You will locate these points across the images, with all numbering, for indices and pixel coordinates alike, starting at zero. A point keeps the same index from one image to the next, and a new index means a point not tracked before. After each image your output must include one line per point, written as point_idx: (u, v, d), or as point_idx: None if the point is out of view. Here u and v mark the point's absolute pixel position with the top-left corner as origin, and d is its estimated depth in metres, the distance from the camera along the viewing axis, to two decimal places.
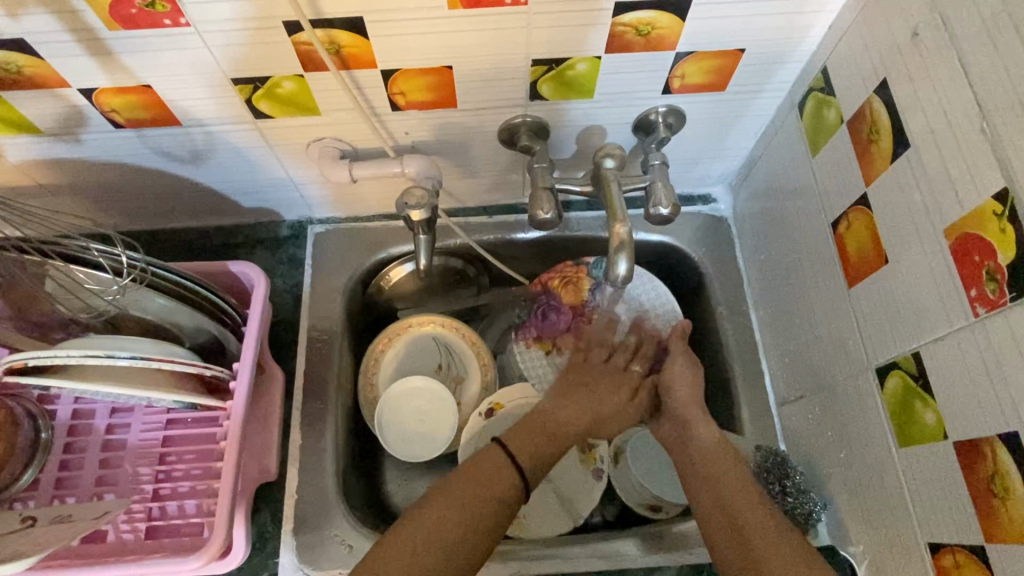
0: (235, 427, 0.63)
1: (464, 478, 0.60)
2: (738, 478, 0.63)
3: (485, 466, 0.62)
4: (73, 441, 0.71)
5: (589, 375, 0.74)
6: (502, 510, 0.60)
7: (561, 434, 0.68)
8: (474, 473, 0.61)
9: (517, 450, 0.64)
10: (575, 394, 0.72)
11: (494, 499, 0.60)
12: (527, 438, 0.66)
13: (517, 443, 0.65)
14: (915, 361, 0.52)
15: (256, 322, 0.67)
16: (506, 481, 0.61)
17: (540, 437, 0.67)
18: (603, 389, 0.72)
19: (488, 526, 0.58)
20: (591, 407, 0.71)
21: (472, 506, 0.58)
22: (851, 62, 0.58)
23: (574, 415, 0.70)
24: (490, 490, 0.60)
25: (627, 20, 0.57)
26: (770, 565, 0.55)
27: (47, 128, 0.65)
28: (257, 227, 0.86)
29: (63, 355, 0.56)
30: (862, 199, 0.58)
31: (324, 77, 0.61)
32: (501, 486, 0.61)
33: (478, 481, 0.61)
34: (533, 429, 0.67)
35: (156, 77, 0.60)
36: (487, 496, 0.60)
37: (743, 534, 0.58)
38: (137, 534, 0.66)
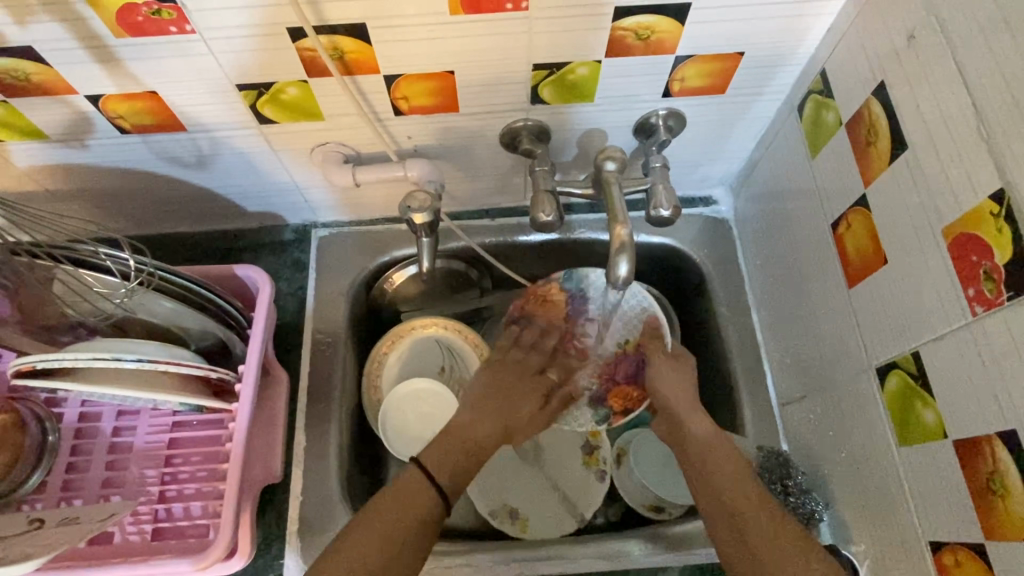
0: (241, 429, 0.63)
1: (387, 502, 0.58)
2: (733, 468, 0.62)
3: (407, 487, 0.60)
4: (80, 443, 0.71)
5: (503, 380, 0.72)
6: (424, 530, 0.58)
7: (474, 441, 0.66)
8: (395, 494, 0.59)
9: (437, 471, 0.62)
10: (489, 399, 0.70)
11: (415, 522, 0.58)
12: (445, 457, 0.63)
13: (435, 461, 0.62)
14: (915, 360, 0.52)
15: (262, 326, 0.68)
16: (427, 502, 0.59)
17: (454, 451, 0.64)
18: (516, 394, 0.72)
19: (410, 545, 0.56)
20: (506, 415, 0.69)
21: (393, 527, 0.56)
22: (849, 65, 0.59)
23: (491, 420, 0.68)
24: (411, 513, 0.58)
25: (627, 25, 0.58)
26: (769, 559, 0.54)
27: (55, 134, 0.66)
28: (262, 231, 0.87)
29: (71, 358, 0.57)
30: (861, 200, 0.59)
31: (327, 82, 0.62)
32: (420, 506, 0.59)
33: (401, 501, 0.58)
34: (448, 444, 0.65)
35: (162, 83, 0.61)
36: (410, 517, 0.58)
37: (741, 529, 0.57)
38: (144, 536, 0.67)
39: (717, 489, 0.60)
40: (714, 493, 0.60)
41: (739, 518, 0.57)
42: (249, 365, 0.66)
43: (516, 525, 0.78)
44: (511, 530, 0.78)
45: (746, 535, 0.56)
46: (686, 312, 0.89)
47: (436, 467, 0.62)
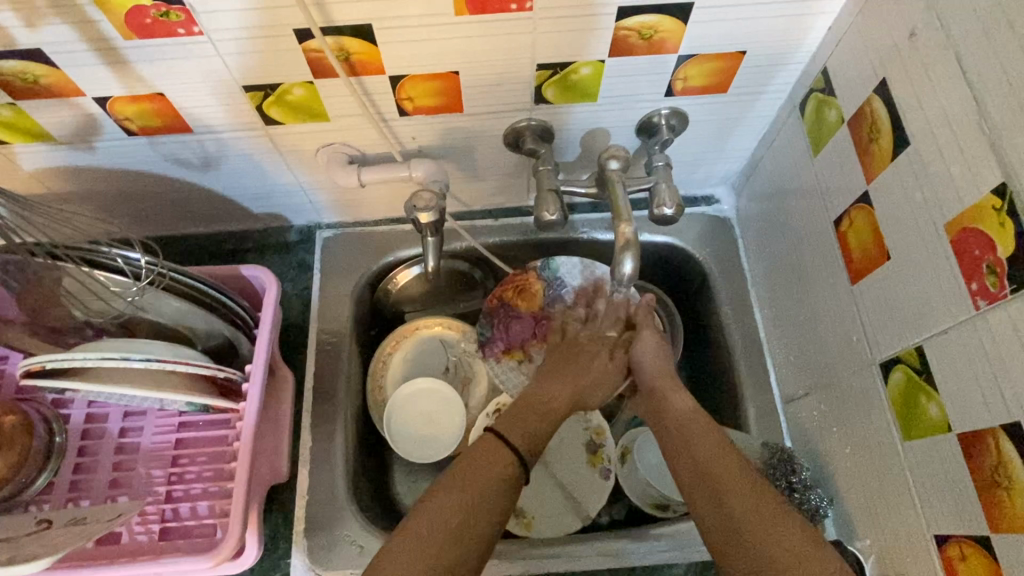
0: (248, 428, 0.64)
1: (467, 464, 0.57)
2: (715, 446, 0.60)
3: (484, 449, 0.58)
4: (87, 444, 0.72)
5: (573, 349, 0.72)
6: (508, 487, 0.56)
7: (546, 409, 0.65)
8: (475, 455, 0.58)
9: (507, 430, 0.61)
10: (563, 370, 0.69)
11: (496, 483, 0.56)
12: (517, 421, 0.62)
13: (508, 426, 0.61)
14: (919, 355, 0.53)
15: (268, 325, 0.68)
16: (506, 459, 0.58)
17: (526, 416, 0.63)
18: (582, 360, 0.70)
19: (496, 503, 0.55)
20: (575, 379, 0.68)
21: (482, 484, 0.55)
22: (851, 62, 0.60)
23: (559, 390, 0.67)
24: (489, 472, 0.56)
25: (630, 24, 0.58)
26: (752, 529, 0.53)
27: (62, 136, 0.67)
28: (266, 232, 0.87)
29: (80, 358, 0.57)
30: (864, 197, 0.59)
31: (333, 83, 0.62)
32: (503, 465, 0.57)
33: (483, 462, 0.57)
34: (518, 410, 0.64)
35: (169, 84, 0.61)
36: (493, 476, 0.56)
37: (721, 498, 0.55)
38: (151, 536, 0.67)
39: (698, 461, 0.59)
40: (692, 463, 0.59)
41: (723, 497, 0.55)
42: (256, 365, 0.66)
43: (521, 524, 0.79)
44: (517, 529, 0.78)
45: (733, 514, 0.54)
46: (690, 311, 0.89)
47: (510, 431, 0.61)
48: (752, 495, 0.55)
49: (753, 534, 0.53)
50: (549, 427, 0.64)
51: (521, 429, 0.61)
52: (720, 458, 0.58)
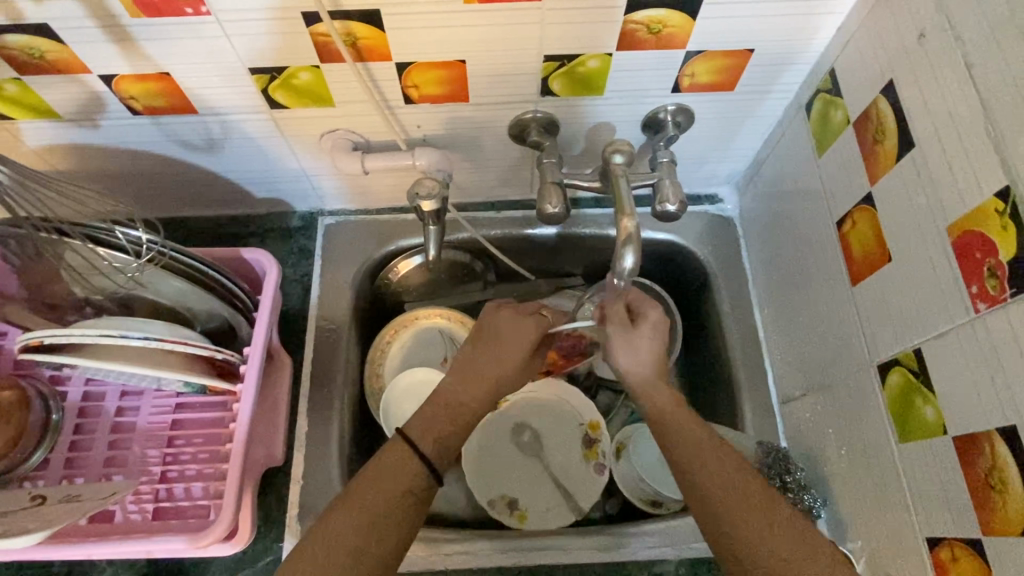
0: (245, 410, 0.64)
1: (370, 483, 0.56)
2: (753, 495, 0.54)
3: (387, 463, 0.57)
4: (83, 422, 0.72)
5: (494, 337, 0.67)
6: (409, 504, 0.56)
7: (461, 410, 0.63)
8: (376, 472, 0.57)
9: (418, 436, 0.60)
10: (482, 368, 0.65)
11: (399, 495, 0.56)
12: (430, 426, 0.61)
13: (419, 428, 0.61)
14: (916, 357, 0.53)
15: (268, 308, 0.68)
16: (411, 473, 0.57)
17: (439, 417, 0.62)
18: (502, 349, 0.66)
19: (393, 524, 0.54)
20: (491, 374, 0.65)
21: (370, 509, 0.54)
22: (859, 63, 0.59)
23: (473, 393, 0.64)
24: (389, 490, 0.55)
25: (639, 18, 0.58)
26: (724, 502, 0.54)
27: (66, 113, 0.67)
28: (269, 218, 0.87)
29: (79, 334, 0.57)
30: (867, 198, 0.59)
31: (340, 68, 0.62)
32: (405, 481, 0.56)
33: (380, 476, 0.56)
34: (435, 411, 0.62)
35: (175, 64, 0.61)
36: (391, 494, 0.55)
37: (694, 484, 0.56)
38: (145, 515, 0.67)
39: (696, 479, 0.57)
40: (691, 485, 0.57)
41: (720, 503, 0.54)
42: (254, 347, 0.66)
43: (515, 516, 0.80)
44: (510, 521, 0.80)
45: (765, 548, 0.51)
46: (689, 309, 0.89)
47: (419, 437, 0.60)
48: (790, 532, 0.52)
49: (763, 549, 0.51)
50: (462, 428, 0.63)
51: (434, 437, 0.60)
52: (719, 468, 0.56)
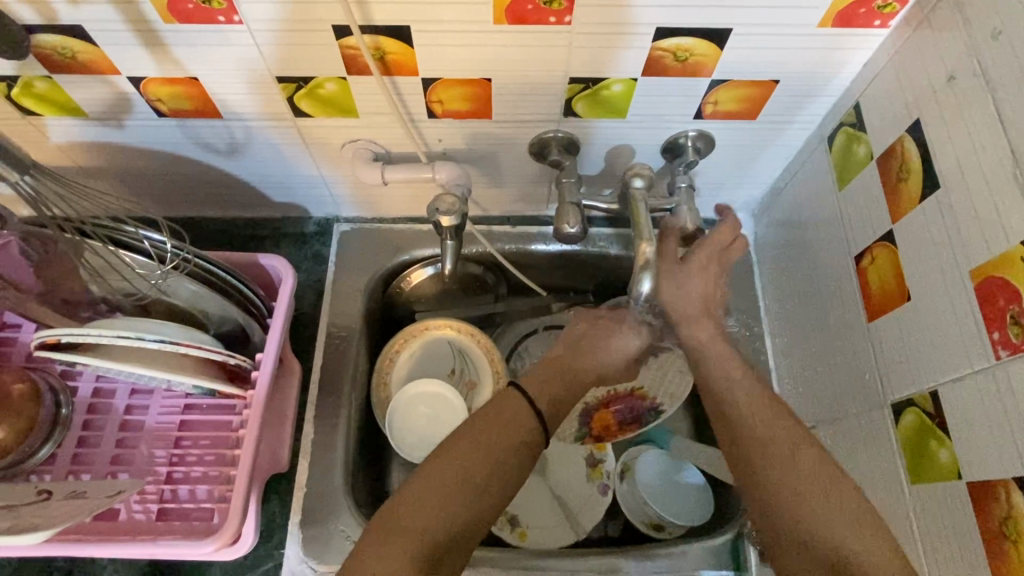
0: (255, 416, 0.64)
1: (490, 423, 0.58)
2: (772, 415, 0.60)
3: (505, 414, 0.60)
4: (92, 418, 0.73)
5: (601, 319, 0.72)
6: (525, 452, 0.58)
7: (573, 377, 0.67)
8: (492, 416, 0.59)
9: (537, 396, 0.63)
10: (599, 339, 0.70)
11: (518, 443, 0.58)
12: (545, 384, 0.65)
13: (536, 387, 0.64)
14: (932, 400, 0.52)
15: (283, 316, 0.68)
16: (527, 424, 0.60)
17: (556, 382, 0.65)
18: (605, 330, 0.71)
19: (510, 471, 0.57)
20: (604, 349, 0.70)
21: (491, 452, 0.56)
22: (885, 100, 0.59)
23: (586, 363, 0.68)
24: (509, 435, 0.58)
25: (667, 45, 0.59)
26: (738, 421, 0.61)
27: (92, 111, 0.67)
28: (285, 222, 0.88)
29: (94, 335, 0.57)
30: (888, 236, 0.59)
31: (366, 81, 0.62)
32: (524, 433, 0.59)
33: (498, 424, 0.59)
34: (549, 372, 0.66)
35: (204, 70, 0.62)
36: (509, 439, 0.58)
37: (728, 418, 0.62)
38: (149, 515, 0.67)
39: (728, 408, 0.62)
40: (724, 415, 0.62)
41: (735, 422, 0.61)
42: (267, 353, 0.66)
43: (515, 533, 0.79)
44: (511, 537, 0.79)
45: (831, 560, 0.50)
46: None
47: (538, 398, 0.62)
48: (837, 507, 0.53)
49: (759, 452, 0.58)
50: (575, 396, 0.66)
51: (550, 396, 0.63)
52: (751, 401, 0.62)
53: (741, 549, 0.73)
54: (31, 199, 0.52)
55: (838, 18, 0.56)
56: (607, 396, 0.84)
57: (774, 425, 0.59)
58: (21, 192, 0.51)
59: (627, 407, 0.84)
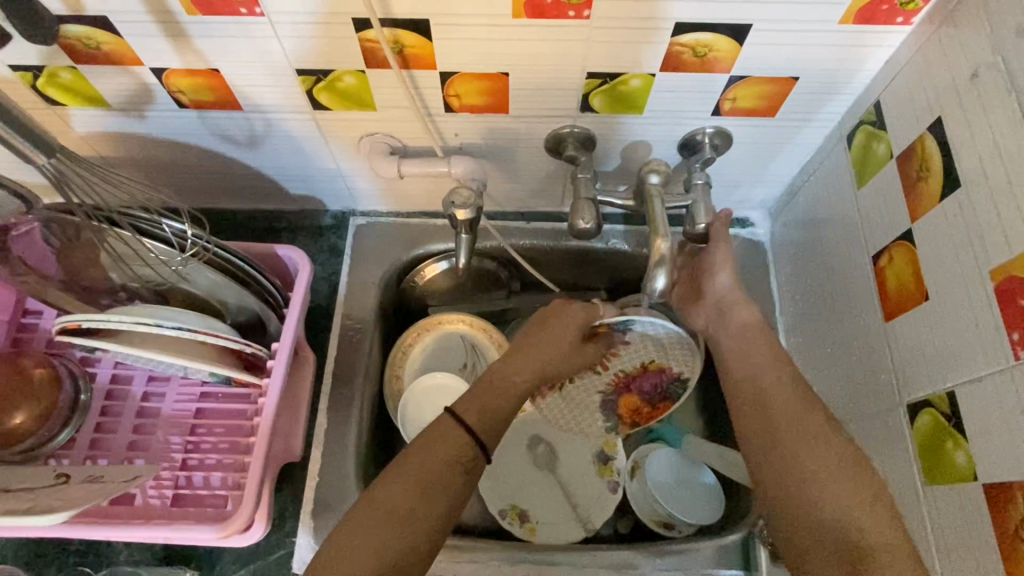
0: (270, 405, 0.64)
1: (419, 451, 0.57)
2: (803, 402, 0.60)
3: (436, 435, 0.59)
4: (110, 404, 0.74)
5: (552, 319, 0.70)
6: (457, 473, 0.57)
7: (506, 386, 0.65)
8: (423, 444, 0.58)
9: (464, 411, 0.61)
10: (536, 344, 0.68)
11: (449, 463, 0.57)
12: (474, 402, 0.63)
13: (464, 405, 0.62)
14: (949, 400, 0.52)
15: (299, 306, 0.68)
16: (456, 441, 0.59)
17: (488, 395, 0.64)
18: (549, 331, 0.69)
19: (442, 494, 0.55)
20: (545, 354, 0.68)
21: (418, 479, 0.55)
22: (906, 98, 0.59)
23: (523, 369, 0.67)
24: (437, 460, 0.57)
25: (686, 41, 0.58)
26: (773, 405, 0.61)
27: (115, 102, 0.68)
28: (302, 214, 0.89)
29: (114, 321, 0.58)
30: (907, 235, 0.58)
31: (384, 74, 0.63)
32: (455, 448, 0.58)
33: (427, 449, 0.58)
34: (482, 389, 0.64)
35: (225, 61, 0.62)
36: (438, 462, 0.57)
37: (761, 401, 0.62)
38: (164, 500, 0.68)
39: (760, 391, 0.62)
40: (755, 397, 0.62)
41: (767, 404, 0.61)
42: (282, 342, 0.67)
43: (525, 528, 0.80)
44: (520, 532, 0.79)
45: (854, 547, 0.51)
46: None
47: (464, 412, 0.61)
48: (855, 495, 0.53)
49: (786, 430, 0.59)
50: (507, 405, 0.64)
51: (477, 407, 0.62)
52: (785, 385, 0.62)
53: (751, 548, 0.73)
54: (55, 182, 0.53)
55: (860, 15, 0.55)
56: (620, 379, 0.80)
57: (804, 412, 0.60)
58: (49, 177, 0.51)
59: (644, 382, 0.80)
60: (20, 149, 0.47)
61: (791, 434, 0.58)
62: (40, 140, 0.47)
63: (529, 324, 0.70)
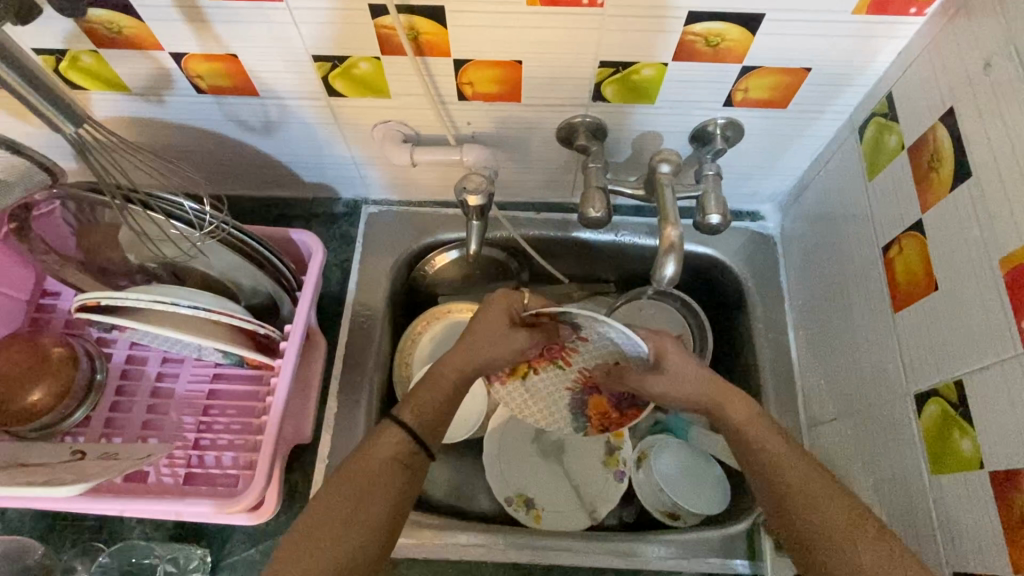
0: (283, 385, 0.66)
1: (359, 456, 0.61)
2: (813, 472, 0.59)
3: (375, 438, 0.62)
4: (125, 384, 0.75)
5: (485, 318, 0.68)
6: (398, 473, 0.61)
7: (443, 383, 0.66)
8: (363, 452, 0.61)
9: (400, 409, 0.64)
10: (466, 346, 0.66)
11: (387, 462, 0.61)
12: (425, 406, 0.64)
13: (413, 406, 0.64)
14: (957, 389, 0.52)
15: (312, 289, 0.69)
16: (393, 441, 0.62)
17: (425, 392, 0.65)
18: (482, 330, 0.67)
19: (383, 494, 0.59)
20: (473, 358, 0.66)
21: (358, 484, 0.59)
22: (919, 90, 0.59)
23: (455, 369, 0.66)
24: (375, 460, 0.61)
25: (698, 30, 0.59)
26: (785, 487, 0.59)
27: (135, 87, 0.69)
28: (314, 202, 0.90)
29: (132, 299, 0.59)
30: (917, 226, 0.58)
31: (399, 61, 0.64)
32: (390, 449, 0.62)
33: (365, 454, 0.61)
34: (431, 392, 0.65)
35: (244, 47, 0.63)
36: (375, 463, 0.60)
37: (770, 481, 0.60)
38: (176, 479, 0.70)
39: (767, 470, 0.61)
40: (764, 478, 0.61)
41: (781, 483, 0.59)
42: (296, 325, 0.68)
43: (530, 515, 0.81)
44: (525, 518, 0.80)
45: None
46: (723, 326, 0.89)
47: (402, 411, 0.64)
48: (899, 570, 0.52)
49: (811, 514, 0.57)
50: (442, 399, 0.65)
51: (411, 406, 0.64)
52: (786, 457, 0.60)
53: (756, 538, 0.73)
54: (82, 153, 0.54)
55: (873, 5, 0.56)
56: (587, 378, 0.75)
57: (818, 483, 0.58)
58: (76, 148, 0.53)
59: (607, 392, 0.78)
60: (50, 117, 0.48)
61: (816, 518, 0.57)
62: (69, 112, 0.49)
63: (467, 326, 0.68)
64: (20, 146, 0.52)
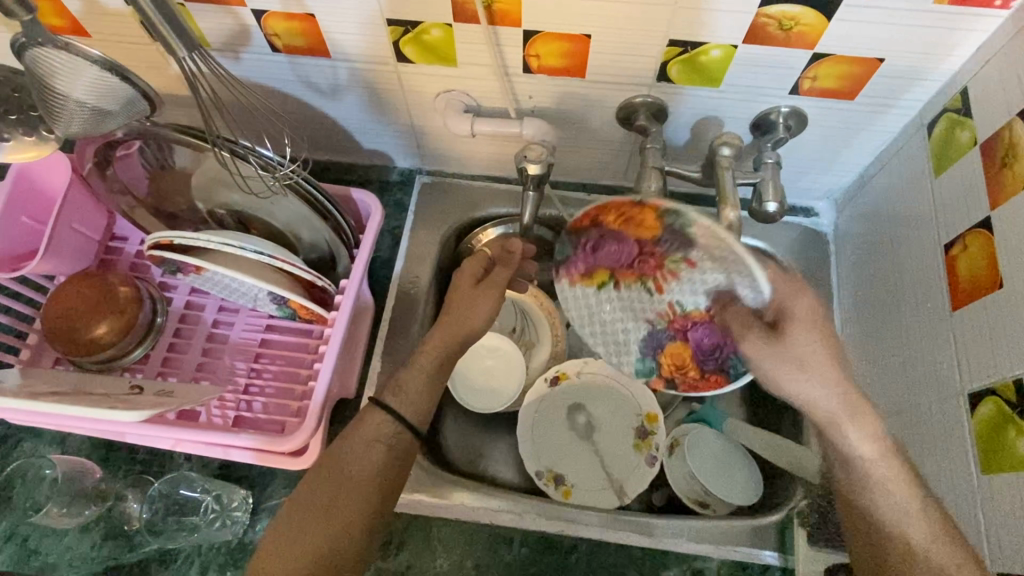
0: (336, 337, 0.68)
1: (343, 443, 0.63)
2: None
3: (360, 422, 0.64)
4: (182, 327, 0.78)
5: (463, 296, 0.70)
6: (379, 454, 0.62)
7: (422, 361, 0.66)
8: (347, 439, 0.63)
9: (381, 395, 0.65)
10: (448, 322, 0.68)
11: (371, 444, 0.63)
12: (408, 394, 0.65)
13: (400, 398, 0.65)
14: (1016, 389, 0.51)
15: (369, 248, 0.71)
16: (375, 423, 0.64)
17: (409, 379, 0.66)
18: (458, 304, 0.69)
19: (366, 481, 0.61)
20: (455, 329, 0.68)
21: (339, 470, 0.61)
22: (999, 86, 0.58)
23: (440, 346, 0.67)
24: (358, 442, 0.63)
25: (773, 12, 0.58)
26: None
27: (214, 41, 0.72)
28: (371, 169, 0.92)
29: (203, 239, 0.62)
30: (985, 223, 0.57)
31: (470, 29, 0.65)
32: (372, 430, 0.63)
33: (348, 440, 0.63)
34: (409, 377, 0.66)
35: (321, 8, 0.65)
36: (357, 448, 0.62)
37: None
38: (225, 420, 0.73)
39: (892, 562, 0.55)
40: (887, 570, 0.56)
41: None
42: (351, 280, 0.70)
43: (559, 490, 0.81)
44: (554, 493, 0.81)
45: None
46: None
47: (386, 397, 0.65)
48: None
49: None
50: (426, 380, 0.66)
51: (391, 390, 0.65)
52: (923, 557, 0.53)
53: (787, 529, 0.73)
54: (190, 80, 0.57)
55: None
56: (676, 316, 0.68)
57: None
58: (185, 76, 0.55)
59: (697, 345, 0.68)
60: (169, 42, 0.51)
61: None
62: (175, 43, 0.51)
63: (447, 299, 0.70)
64: (127, 72, 0.52)
